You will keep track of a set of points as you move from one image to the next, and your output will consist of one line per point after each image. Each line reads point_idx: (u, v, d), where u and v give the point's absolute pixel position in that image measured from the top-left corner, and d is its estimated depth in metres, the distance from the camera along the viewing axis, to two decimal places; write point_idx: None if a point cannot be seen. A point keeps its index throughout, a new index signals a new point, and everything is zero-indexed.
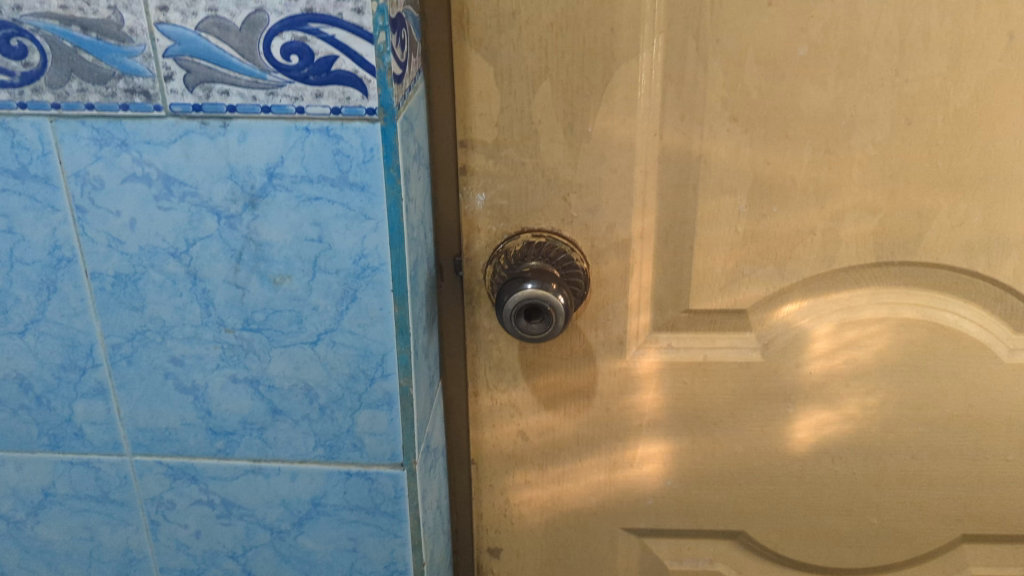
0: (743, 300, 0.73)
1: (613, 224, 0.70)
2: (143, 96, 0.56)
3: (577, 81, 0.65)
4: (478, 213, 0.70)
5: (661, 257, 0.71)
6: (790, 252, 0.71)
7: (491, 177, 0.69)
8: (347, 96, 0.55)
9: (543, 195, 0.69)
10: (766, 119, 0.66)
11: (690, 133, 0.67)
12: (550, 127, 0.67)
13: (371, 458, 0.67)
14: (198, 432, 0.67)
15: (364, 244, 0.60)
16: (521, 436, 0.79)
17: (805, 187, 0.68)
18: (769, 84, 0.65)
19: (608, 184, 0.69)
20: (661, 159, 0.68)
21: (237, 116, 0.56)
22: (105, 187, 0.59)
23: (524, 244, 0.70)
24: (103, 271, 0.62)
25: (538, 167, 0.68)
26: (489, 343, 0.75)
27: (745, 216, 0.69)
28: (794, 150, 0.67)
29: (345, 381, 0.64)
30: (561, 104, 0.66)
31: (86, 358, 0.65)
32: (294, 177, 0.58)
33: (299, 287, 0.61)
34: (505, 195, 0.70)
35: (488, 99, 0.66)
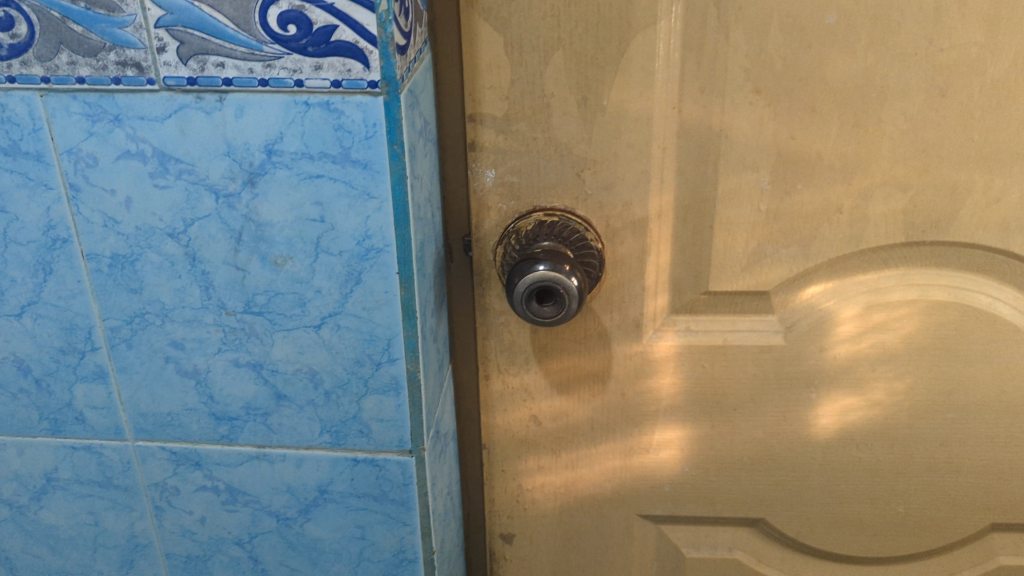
0: (765, 281, 0.70)
1: (630, 202, 0.67)
2: (135, 69, 0.53)
3: (592, 52, 0.62)
4: (488, 191, 0.68)
5: (680, 236, 0.68)
6: (816, 231, 0.67)
7: (502, 153, 0.66)
8: (347, 68, 0.53)
9: (556, 172, 0.67)
10: (791, 91, 0.63)
11: (711, 107, 0.63)
12: (563, 100, 0.64)
13: (379, 445, 0.65)
14: (200, 417, 0.65)
15: (368, 225, 0.57)
16: (534, 421, 0.77)
17: (831, 163, 0.65)
18: (795, 54, 0.61)
19: (625, 160, 0.65)
20: (680, 134, 0.65)
21: (233, 90, 0.54)
22: (99, 165, 0.57)
23: (536, 223, 0.68)
24: (99, 252, 0.60)
25: (551, 142, 0.65)
26: (500, 326, 0.73)
27: (768, 193, 0.66)
28: (820, 124, 0.64)
29: (350, 366, 0.62)
30: (574, 76, 0.63)
31: (85, 341, 0.63)
32: (294, 154, 0.55)
33: (301, 269, 0.59)
34: (517, 172, 0.67)
35: (497, 71, 0.63)
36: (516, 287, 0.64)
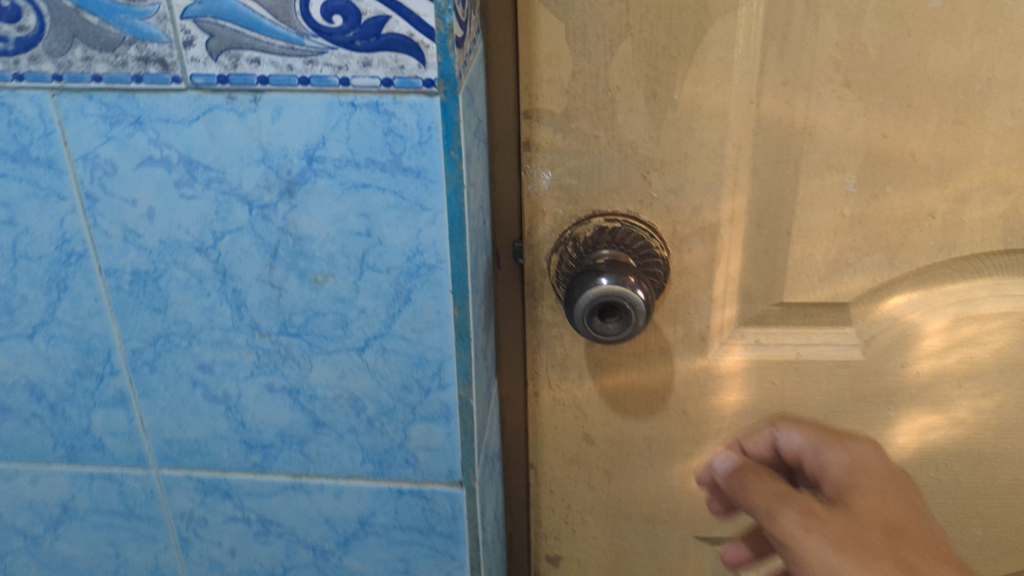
0: (846, 292, 0.64)
1: (700, 206, 0.61)
2: (158, 66, 0.47)
3: (663, 41, 0.55)
4: (543, 194, 0.61)
5: (754, 243, 0.62)
6: (905, 237, 0.61)
7: (560, 153, 0.60)
8: (400, 65, 0.46)
9: (620, 174, 0.60)
10: (886, 84, 0.56)
11: (794, 101, 0.57)
12: (630, 95, 0.57)
13: (426, 475, 0.59)
14: (231, 445, 0.60)
15: (420, 239, 0.51)
16: (586, 440, 0.71)
17: (926, 163, 0.59)
18: (892, 43, 0.55)
19: (696, 160, 0.59)
20: (759, 131, 0.58)
21: (270, 89, 0.47)
22: (118, 172, 0.51)
23: (596, 229, 0.61)
24: (119, 268, 0.54)
25: (614, 141, 0.59)
26: (552, 339, 0.67)
27: (855, 197, 0.60)
28: (916, 120, 0.57)
29: (396, 391, 0.56)
30: (643, 68, 0.56)
31: (103, 364, 0.57)
32: (337, 161, 0.49)
33: (344, 287, 0.53)
34: (575, 173, 0.61)
35: (558, 62, 0.56)
36: (577, 300, 0.58)
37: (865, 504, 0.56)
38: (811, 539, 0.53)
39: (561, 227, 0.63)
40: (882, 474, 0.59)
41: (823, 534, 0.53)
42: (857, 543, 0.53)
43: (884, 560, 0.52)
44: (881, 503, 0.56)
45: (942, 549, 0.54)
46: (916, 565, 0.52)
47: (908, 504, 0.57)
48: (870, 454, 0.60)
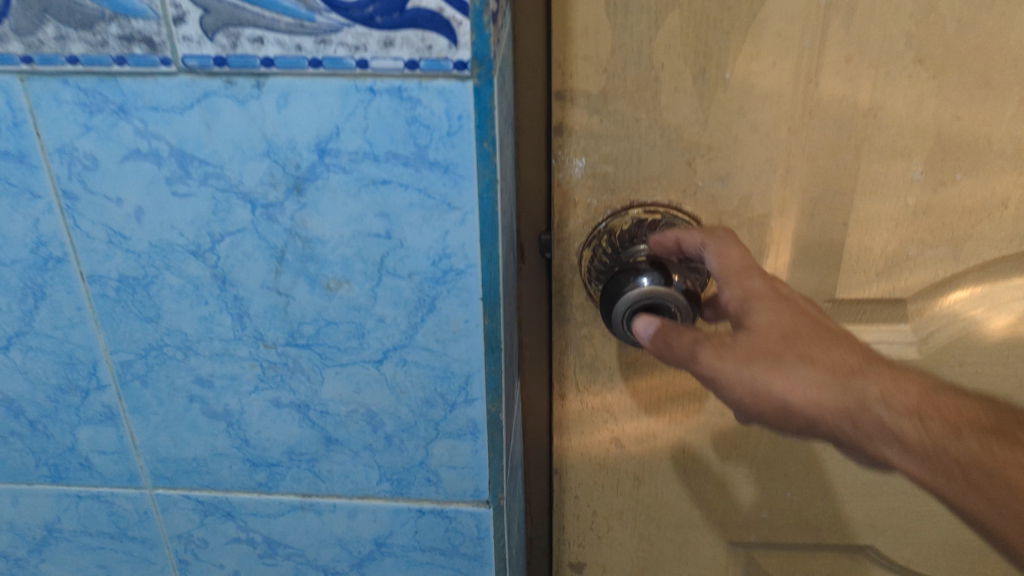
0: (904, 287, 0.59)
1: (749, 195, 0.55)
2: (144, 46, 0.41)
3: (715, 12, 0.49)
4: (576, 183, 0.55)
5: (806, 235, 0.57)
6: (971, 228, 0.56)
7: (595, 138, 0.54)
8: (427, 45, 0.40)
9: (662, 160, 0.54)
10: (963, 60, 0.50)
11: (860, 80, 0.51)
12: (676, 73, 0.51)
13: (449, 494, 0.54)
14: (233, 463, 0.54)
15: (447, 241, 0.45)
16: (615, 444, 0.66)
17: (1002, 147, 0.53)
18: (973, 14, 0.49)
19: (747, 145, 0.53)
20: (818, 114, 0.52)
21: (275, 73, 0.41)
22: (101, 167, 0.44)
23: (634, 222, 0.56)
24: (103, 274, 0.47)
25: (657, 124, 0.53)
26: (581, 339, 0.61)
27: (921, 185, 0.54)
28: (994, 100, 0.51)
29: (418, 407, 0.51)
30: (692, 43, 0.50)
31: (89, 378, 0.51)
32: (353, 154, 0.43)
33: (360, 294, 0.47)
34: (611, 160, 0.54)
35: (596, 37, 0.50)
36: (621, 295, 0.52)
37: (765, 323, 0.48)
38: (727, 364, 0.47)
39: (595, 220, 0.57)
40: (763, 291, 0.50)
41: (726, 358, 0.47)
42: (764, 349, 0.47)
43: (794, 361, 0.47)
44: (780, 317, 0.48)
45: (833, 331, 0.50)
46: (814, 355, 0.48)
47: (802, 313, 0.49)
48: (755, 281, 0.50)
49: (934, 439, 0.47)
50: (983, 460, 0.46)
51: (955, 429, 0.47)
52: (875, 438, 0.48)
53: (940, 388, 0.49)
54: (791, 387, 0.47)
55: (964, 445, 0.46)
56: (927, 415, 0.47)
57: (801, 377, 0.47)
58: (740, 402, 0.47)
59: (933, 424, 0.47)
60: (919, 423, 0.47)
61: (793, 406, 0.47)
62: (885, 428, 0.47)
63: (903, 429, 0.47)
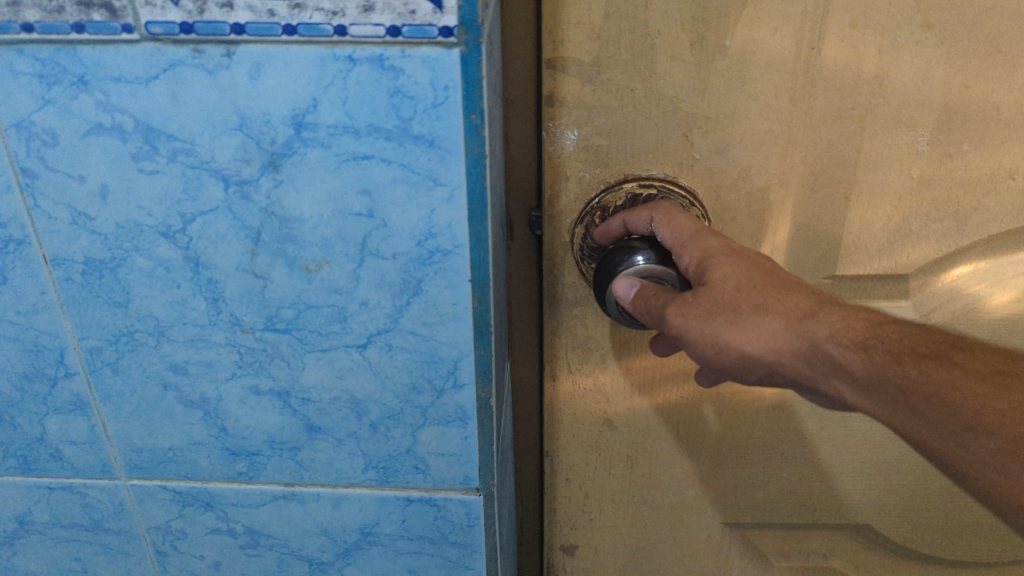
0: (906, 263, 0.57)
1: (748, 167, 0.53)
2: (104, 12, 0.38)
3: None
4: (568, 156, 0.53)
5: (807, 210, 0.55)
6: (977, 201, 0.54)
7: (588, 109, 0.52)
8: (410, 9, 0.37)
9: (657, 132, 0.52)
10: (971, 25, 0.48)
11: (863, 46, 0.49)
12: (673, 39, 0.49)
13: (438, 482, 0.52)
14: (211, 453, 0.52)
15: (433, 220, 0.42)
16: (608, 426, 0.64)
17: (1010, 117, 0.51)
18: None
19: (746, 115, 0.51)
20: (821, 81, 0.50)
21: (247, 40, 0.38)
22: (61, 144, 0.41)
23: (628, 198, 0.54)
24: (68, 256, 0.45)
25: (652, 94, 0.51)
26: (573, 319, 0.59)
27: (926, 157, 0.53)
28: (1003, 68, 0.50)
29: (404, 393, 0.49)
30: (690, 7, 0.48)
31: (56, 367, 0.49)
32: (332, 128, 0.40)
33: (341, 276, 0.45)
34: (605, 132, 0.52)
35: (589, 1, 0.48)
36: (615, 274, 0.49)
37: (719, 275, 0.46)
38: (687, 321, 0.45)
39: (587, 195, 0.55)
40: (720, 248, 0.47)
41: (685, 315, 0.45)
42: (721, 303, 0.45)
43: (747, 313, 0.45)
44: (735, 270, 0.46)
45: (786, 276, 0.47)
46: (768, 303, 0.46)
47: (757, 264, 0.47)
48: (713, 240, 0.48)
49: (881, 369, 0.44)
50: (928, 384, 0.43)
51: (899, 356, 0.44)
52: (828, 374, 0.46)
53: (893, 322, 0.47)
54: (748, 337, 0.45)
55: (904, 371, 0.44)
56: (874, 347, 0.45)
57: (756, 326, 0.45)
58: (706, 356, 0.46)
59: (880, 354, 0.44)
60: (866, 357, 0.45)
61: (751, 354, 0.46)
62: (834, 365, 0.45)
63: (851, 366, 0.45)
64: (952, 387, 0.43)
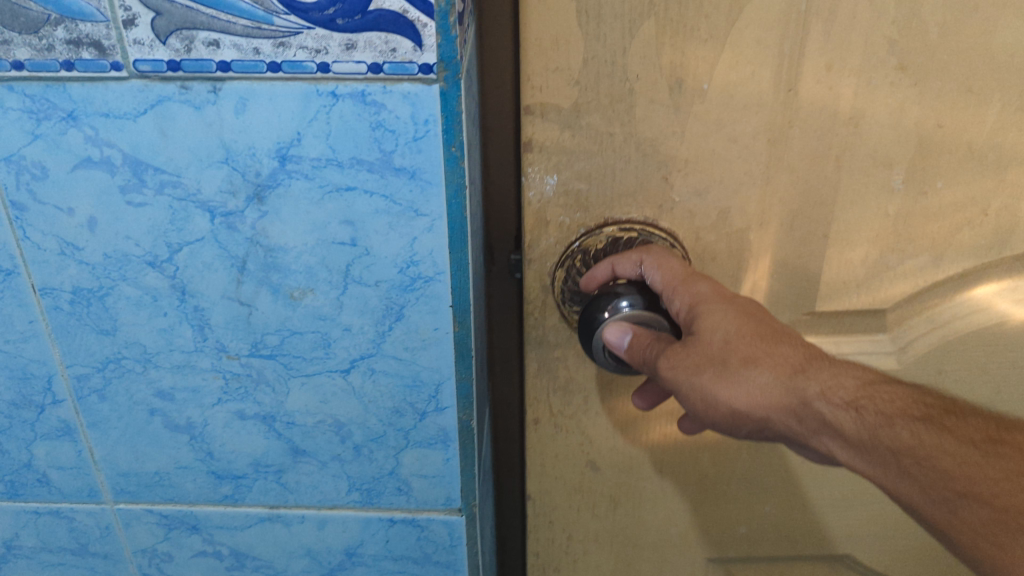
0: (883, 298, 0.59)
1: (724, 207, 0.54)
2: (93, 50, 0.39)
3: (691, 19, 0.47)
4: (549, 201, 0.54)
5: (784, 245, 0.56)
6: (951, 237, 0.56)
7: (567, 155, 0.52)
8: (390, 47, 0.38)
9: (636, 176, 0.53)
10: (943, 67, 0.50)
11: (840, 88, 0.50)
12: (652, 84, 0.49)
13: (420, 503, 0.53)
14: (197, 476, 0.53)
15: (414, 248, 0.44)
16: (590, 466, 0.65)
17: (982, 154, 0.53)
18: (954, 22, 0.48)
19: (723, 156, 0.52)
20: (797, 123, 0.51)
21: (232, 78, 0.39)
22: (50, 177, 0.42)
23: (609, 240, 0.54)
24: (56, 286, 0.46)
25: (631, 139, 0.52)
26: (555, 361, 0.60)
27: (903, 196, 0.54)
28: (975, 107, 0.51)
29: (387, 416, 0.50)
30: (669, 53, 0.48)
31: (43, 394, 0.49)
32: (316, 161, 0.42)
33: (325, 304, 0.46)
34: (584, 177, 0.53)
35: (569, 48, 0.48)
36: (603, 320, 0.50)
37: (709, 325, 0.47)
38: (679, 373, 0.46)
39: (567, 238, 0.55)
40: (711, 294, 0.49)
41: (676, 368, 0.47)
42: (711, 356, 0.46)
43: (738, 368, 0.46)
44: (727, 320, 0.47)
45: (779, 327, 0.48)
46: (758, 357, 0.46)
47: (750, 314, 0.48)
48: (704, 285, 0.49)
49: (871, 430, 0.45)
50: (917, 448, 0.44)
51: (889, 418, 0.45)
52: (818, 431, 0.46)
53: (883, 379, 0.48)
54: (738, 393, 0.46)
55: (896, 433, 0.44)
56: (865, 407, 0.46)
57: (746, 382, 0.46)
58: (698, 408, 0.47)
59: (871, 415, 0.45)
60: (854, 414, 0.45)
61: (741, 410, 0.46)
62: (825, 423, 0.46)
63: (841, 425, 0.45)
64: (944, 452, 0.43)
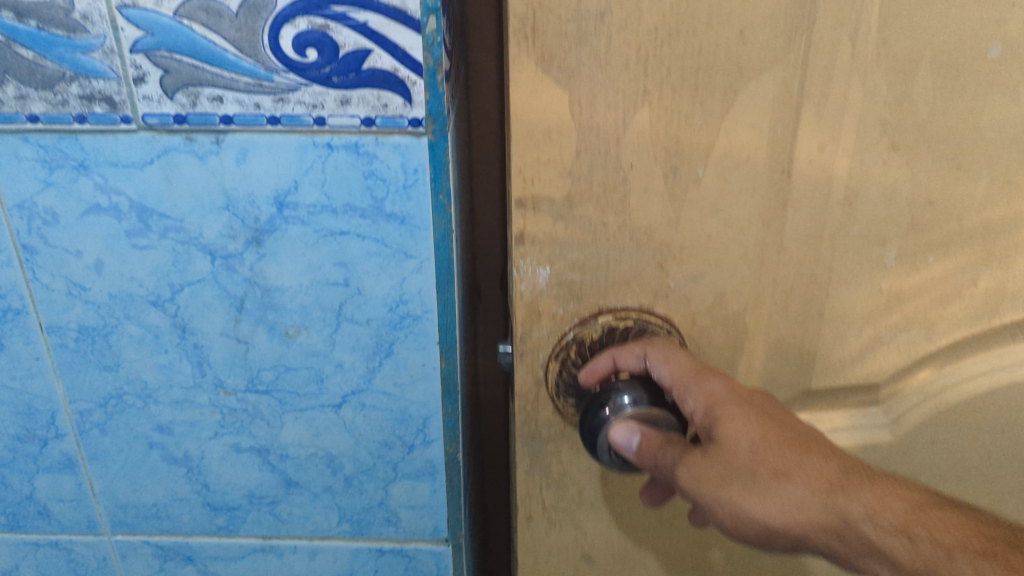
0: (877, 372, 0.53)
1: (721, 291, 0.49)
2: (104, 104, 0.42)
3: (686, 107, 0.42)
4: (540, 292, 0.49)
5: (781, 331, 0.51)
6: (942, 311, 0.50)
7: (558, 244, 0.47)
8: (383, 103, 0.41)
9: (632, 263, 0.48)
10: (936, 144, 0.44)
11: (834, 167, 0.45)
12: (646, 172, 0.44)
13: (408, 533, 0.55)
14: (193, 508, 0.55)
15: (404, 289, 0.46)
16: (585, 561, 0.61)
17: (973, 230, 0.47)
18: (948, 101, 0.43)
19: (722, 244, 0.47)
20: (800, 216, 0.46)
21: (234, 130, 0.42)
22: (60, 222, 0.45)
23: (606, 330, 0.50)
24: (63, 324, 0.48)
25: (626, 227, 0.46)
26: (549, 456, 0.55)
27: (896, 270, 0.48)
28: (967, 184, 0.46)
29: (377, 449, 0.52)
30: (662, 140, 0.43)
31: (47, 428, 0.51)
32: (312, 207, 0.44)
33: (318, 341, 0.48)
34: (578, 266, 0.48)
35: (560, 139, 0.43)
36: (606, 420, 0.46)
37: (731, 430, 0.43)
38: (698, 482, 0.42)
39: (561, 329, 0.50)
40: (727, 396, 0.44)
41: (695, 476, 0.42)
42: (735, 466, 0.42)
43: (767, 479, 0.41)
44: (750, 426, 0.43)
45: (810, 437, 0.43)
46: (789, 470, 0.42)
47: (776, 421, 0.43)
48: (718, 384, 0.45)
49: (928, 562, 0.38)
50: None
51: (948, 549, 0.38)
52: (866, 559, 0.40)
53: (943, 504, 0.41)
54: (769, 509, 0.41)
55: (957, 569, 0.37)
56: (919, 535, 0.39)
57: (777, 496, 0.41)
58: (724, 524, 0.42)
59: (926, 544, 0.39)
60: (905, 539, 0.39)
61: (775, 528, 0.41)
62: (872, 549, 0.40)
63: (889, 549, 0.39)
64: None
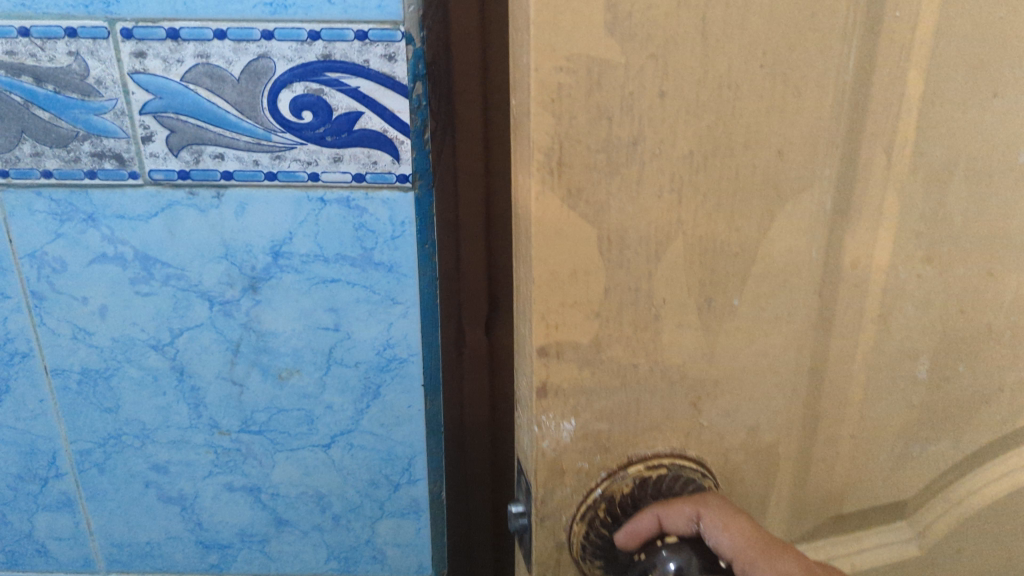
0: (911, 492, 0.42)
1: (758, 425, 0.36)
2: (114, 161, 0.45)
3: (722, 232, 0.30)
4: (559, 451, 0.33)
5: (828, 457, 0.39)
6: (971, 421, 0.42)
7: (581, 394, 0.32)
8: (373, 160, 0.45)
9: (663, 407, 0.34)
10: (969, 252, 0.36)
11: (869, 284, 0.35)
12: (680, 308, 0.31)
13: (394, 570, 0.58)
14: (186, 546, 0.57)
15: (390, 333, 0.49)
16: None
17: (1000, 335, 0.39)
18: (980, 208, 0.35)
19: (762, 373, 0.34)
20: (846, 359, 0.37)
21: (234, 185, 0.46)
22: (68, 270, 0.48)
23: (638, 482, 0.34)
24: (67, 367, 0.51)
25: (657, 370, 0.33)
26: None
27: (930, 385, 0.39)
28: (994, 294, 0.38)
29: (364, 487, 0.54)
30: (700, 271, 0.31)
31: (48, 468, 0.54)
32: (305, 257, 0.47)
33: (309, 383, 0.51)
34: (608, 414, 0.33)
35: (587, 279, 0.30)
36: None
37: None
38: None
39: (586, 485, 0.34)
40: None
41: None
42: None
43: None
44: None
45: None
46: None
47: None
48: (793, 562, 0.33)
49: None
50: None
51: None
52: None
53: None
54: None
55: None
56: None
57: None
58: None
59: None
60: None
61: None
62: None
63: None
64: None
